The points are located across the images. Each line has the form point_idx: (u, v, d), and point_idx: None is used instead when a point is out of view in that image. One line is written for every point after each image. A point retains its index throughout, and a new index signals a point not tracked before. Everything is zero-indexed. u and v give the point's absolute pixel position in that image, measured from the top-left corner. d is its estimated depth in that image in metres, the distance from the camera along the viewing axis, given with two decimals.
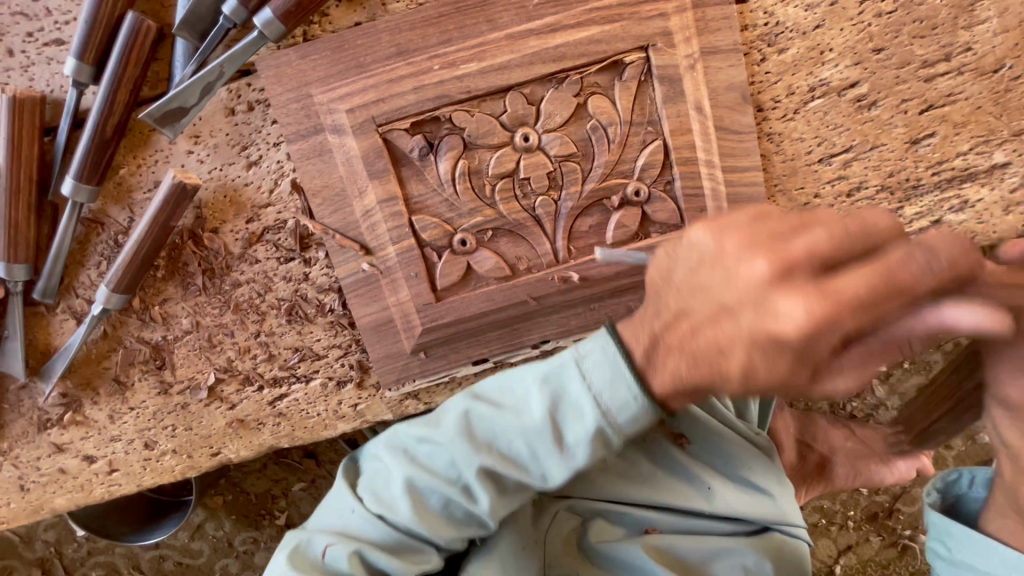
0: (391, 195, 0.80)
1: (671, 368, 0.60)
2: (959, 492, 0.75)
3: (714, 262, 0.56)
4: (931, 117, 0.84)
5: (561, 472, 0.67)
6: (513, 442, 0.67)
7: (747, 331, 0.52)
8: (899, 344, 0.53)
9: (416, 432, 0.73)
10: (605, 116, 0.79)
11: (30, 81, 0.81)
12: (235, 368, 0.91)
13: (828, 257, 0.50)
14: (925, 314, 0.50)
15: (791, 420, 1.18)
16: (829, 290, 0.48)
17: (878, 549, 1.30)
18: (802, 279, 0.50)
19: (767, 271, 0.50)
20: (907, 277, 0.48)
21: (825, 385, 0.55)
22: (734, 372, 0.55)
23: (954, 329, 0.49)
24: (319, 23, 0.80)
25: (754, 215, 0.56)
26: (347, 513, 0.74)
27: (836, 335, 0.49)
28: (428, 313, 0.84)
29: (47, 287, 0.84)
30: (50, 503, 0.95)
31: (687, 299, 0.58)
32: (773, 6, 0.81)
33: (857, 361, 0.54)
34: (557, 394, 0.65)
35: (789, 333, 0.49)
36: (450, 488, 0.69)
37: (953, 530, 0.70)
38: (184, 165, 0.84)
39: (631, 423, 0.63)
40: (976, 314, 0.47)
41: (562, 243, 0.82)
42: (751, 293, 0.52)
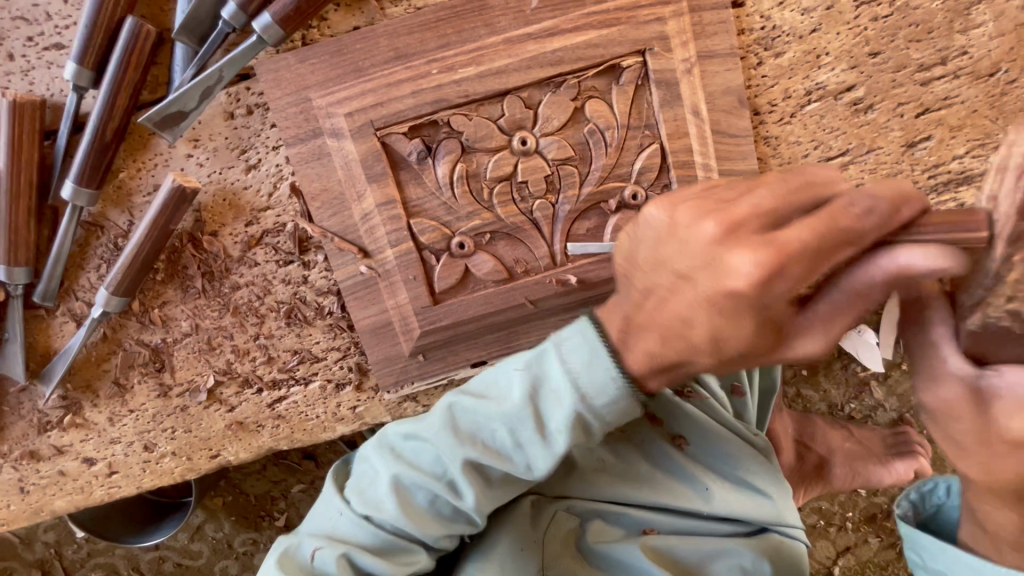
0: (389, 199, 0.81)
1: (644, 346, 0.62)
2: (938, 502, 0.75)
3: (669, 234, 0.57)
4: (927, 120, 0.84)
5: (544, 460, 0.67)
6: (494, 432, 0.68)
7: (705, 294, 0.54)
8: (863, 297, 0.52)
9: (402, 429, 0.74)
10: (603, 120, 0.79)
11: (30, 85, 0.81)
12: (234, 371, 0.91)
13: (772, 212, 0.52)
14: (879, 258, 0.50)
15: (789, 422, 1.19)
16: (774, 239, 0.49)
17: (876, 550, 1.31)
18: (750, 232, 0.51)
19: (716, 231, 0.52)
20: (850, 224, 0.48)
21: (793, 348, 0.56)
22: (702, 338, 0.57)
23: (909, 274, 0.48)
24: (318, 28, 0.80)
25: (705, 190, 0.59)
26: (336, 517, 0.75)
27: (789, 286, 0.50)
28: (426, 316, 0.84)
29: (47, 290, 0.85)
30: (50, 505, 0.96)
31: (649, 276, 0.60)
32: (770, 10, 0.81)
33: (824, 320, 0.53)
34: (538, 376, 0.66)
35: (743, 286, 0.50)
36: (436, 483, 0.70)
37: (918, 537, 0.72)
38: (184, 168, 0.84)
39: (610, 405, 0.64)
40: (928, 256, 0.47)
41: (559, 246, 0.83)
42: (704, 254, 0.53)
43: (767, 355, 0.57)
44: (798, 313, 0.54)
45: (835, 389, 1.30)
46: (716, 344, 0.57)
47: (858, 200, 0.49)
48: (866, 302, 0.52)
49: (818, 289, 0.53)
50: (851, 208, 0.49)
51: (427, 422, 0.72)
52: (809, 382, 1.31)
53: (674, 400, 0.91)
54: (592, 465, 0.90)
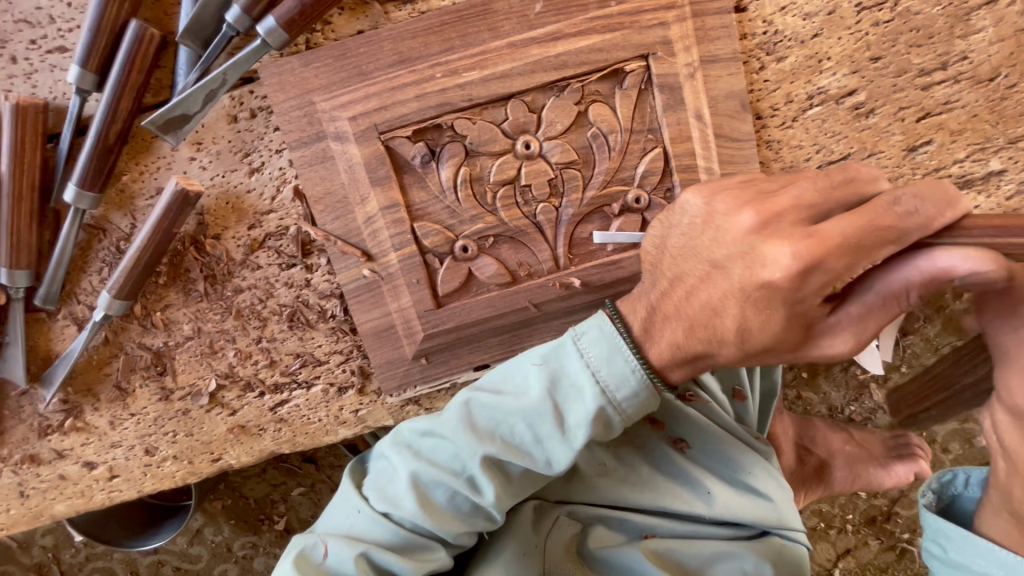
0: (393, 202, 0.81)
1: (669, 337, 0.66)
2: (954, 492, 0.75)
3: (706, 222, 0.62)
4: (928, 124, 0.85)
5: (565, 455, 0.68)
6: (515, 427, 0.68)
7: (739, 284, 0.59)
8: (897, 299, 0.56)
9: (418, 426, 0.74)
10: (606, 124, 0.80)
11: (33, 88, 0.81)
12: (236, 374, 0.91)
13: (811, 207, 0.56)
14: (916, 261, 0.53)
15: (790, 424, 1.19)
16: (813, 231, 0.53)
17: (876, 553, 1.31)
18: (786, 225, 0.56)
19: (753, 222, 0.57)
20: (891, 223, 0.52)
21: (819, 344, 0.60)
22: (730, 328, 0.61)
23: (946, 276, 0.52)
24: (322, 32, 0.80)
25: (742, 181, 0.63)
26: (353, 515, 0.74)
27: (824, 279, 0.54)
28: (429, 320, 0.84)
29: (48, 293, 0.84)
30: (49, 509, 0.95)
31: (680, 263, 0.65)
32: (772, 15, 0.81)
33: (857, 319, 0.57)
34: (555, 371, 0.68)
35: (778, 276, 0.55)
36: (455, 480, 0.70)
37: (949, 531, 0.70)
38: (187, 172, 0.84)
39: (629, 399, 0.66)
40: (966, 259, 0.50)
41: (563, 249, 0.83)
42: (740, 243, 0.58)
43: (794, 349, 0.62)
44: (831, 311, 0.58)
45: (836, 391, 1.30)
46: (741, 334, 0.61)
47: (902, 200, 0.52)
48: (899, 304, 0.56)
49: (853, 289, 0.58)
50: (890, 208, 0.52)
51: (445, 418, 0.72)
52: (810, 384, 1.31)
53: (675, 404, 0.90)
54: (593, 470, 0.89)
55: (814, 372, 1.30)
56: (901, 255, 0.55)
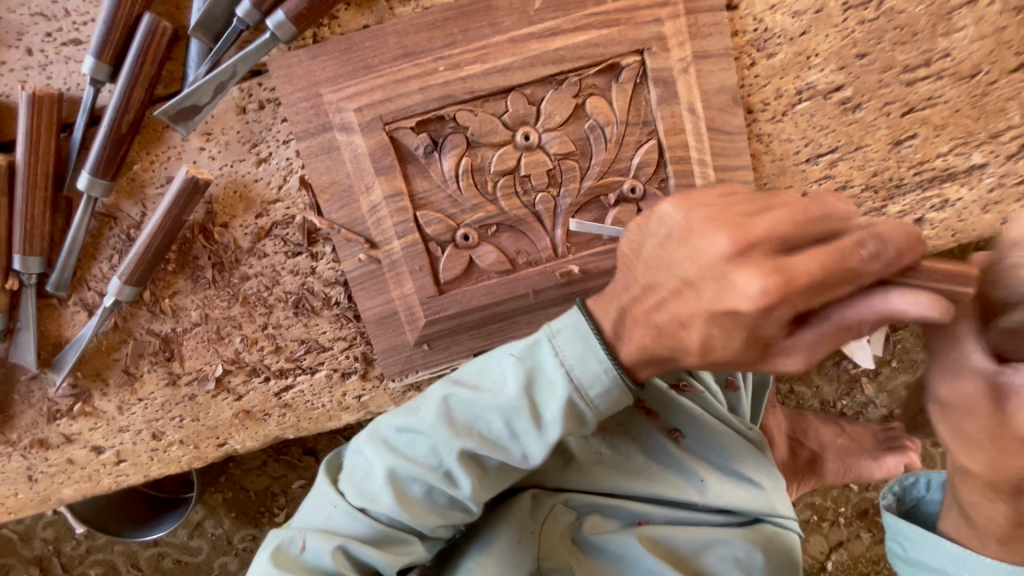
0: (397, 191, 0.83)
1: (638, 340, 0.67)
2: (917, 495, 0.82)
3: (682, 237, 0.61)
4: (912, 119, 0.88)
5: (539, 449, 0.71)
6: (491, 423, 0.70)
7: (706, 306, 0.58)
8: (850, 331, 0.57)
9: (395, 422, 0.75)
10: (603, 116, 0.83)
11: (48, 79, 0.83)
12: (243, 360, 0.93)
13: (782, 237, 0.56)
14: (873, 299, 0.55)
15: (782, 416, 1.22)
16: (782, 267, 0.53)
17: (868, 545, 1.33)
18: (759, 255, 0.55)
19: (728, 247, 0.56)
20: (855, 264, 0.53)
21: (774, 362, 0.61)
22: (693, 343, 0.62)
23: (900, 316, 0.54)
24: (329, 26, 0.83)
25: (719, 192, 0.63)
26: (329, 510, 0.76)
27: (787, 312, 0.54)
28: (431, 306, 0.87)
29: (60, 279, 0.87)
30: (58, 493, 0.97)
31: (653, 273, 0.64)
32: (762, 13, 0.85)
33: (810, 345, 0.58)
34: (531, 370, 0.69)
35: (744, 306, 0.54)
36: (432, 475, 0.72)
37: (910, 534, 0.77)
38: (196, 161, 0.87)
39: (601, 396, 0.68)
40: (920, 303, 0.53)
41: (560, 238, 0.85)
42: (713, 268, 0.57)
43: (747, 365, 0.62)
44: (789, 334, 0.58)
45: (828, 385, 1.33)
46: (704, 347, 0.62)
47: (869, 243, 0.54)
48: (851, 335, 0.57)
49: (811, 316, 0.57)
50: (857, 252, 0.53)
51: (422, 414, 0.73)
52: (801, 379, 1.34)
53: (669, 395, 0.93)
54: (589, 457, 0.92)
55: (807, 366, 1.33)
56: (859, 292, 0.56)
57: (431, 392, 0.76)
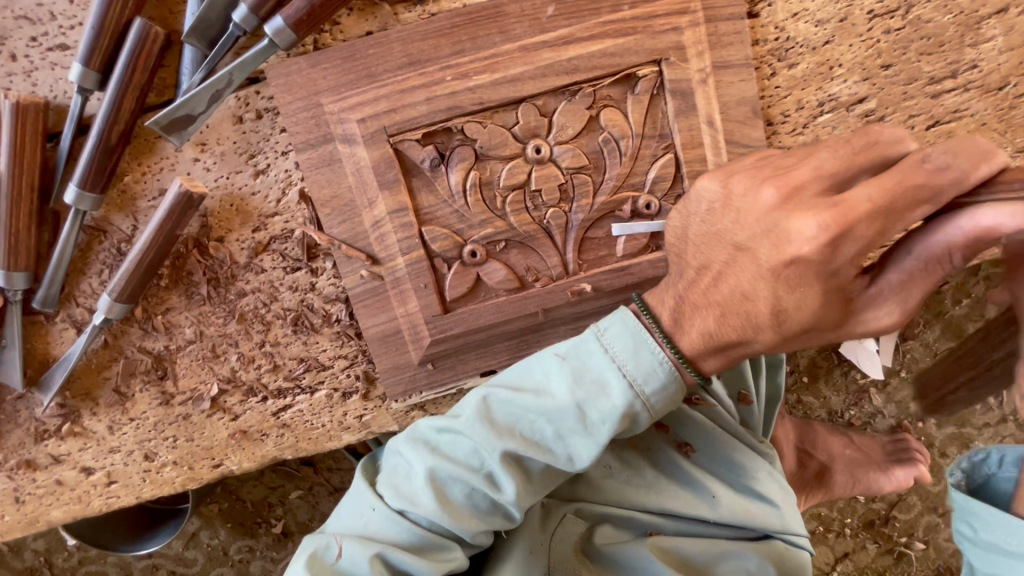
0: (401, 206, 0.80)
1: (700, 325, 0.65)
2: (988, 472, 0.77)
3: (724, 206, 0.61)
4: (937, 132, 0.85)
5: (589, 451, 0.67)
6: (536, 422, 0.67)
7: (767, 265, 0.57)
8: (940, 263, 0.54)
9: (435, 423, 0.72)
10: (617, 129, 0.79)
11: (33, 86, 0.79)
12: (239, 379, 0.89)
13: (833, 176, 0.54)
14: (958, 221, 0.51)
15: (792, 429, 1.19)
16: (838, 200, 0.52)
17: (874, 557, 1.29)
18: (809, 197, 0.55)
19: (775, 197, 0.56)
20: (922, 181, 0.50)
21: (862, 319, 0.59)
22: (763, 311, 0.60)
23: (991, 235, 0.50)
24: (330, 32, 0.79)
25: (758, 160, 0.62)
26: (367, 514, 0.73)
27: (857, 248, 0.53)
28: (436, 325, 0.83)
29: (47, 296, 0.83)
30: (45, 515, 0.93)
31: (704, 252, 0.64)
32: (784, 21, 0.81)
33: (899, 288, 0.56)
34: (579, 365, 0.66)
35: (805, 250, 0.54)
36: (474, 477, 0.68)
37: (978, 511, 0.71)
38: (190, 173, 0.83)
39: (656, 392, 0.65)
40: (1014, 215, 0.48)
41: (572, 255, 0.82)
42: (764, 220, 0.57)
43: (835, 328, 0.61)
44: (869, 283, 0.57)
45: (836, 395, 1.28)
46: (778, 315, 0.60)
47: (933, 156, 0.50)
48: (942, 268, 0.55)
49: (889, 258, 0.57)
50: (913, 167, 0.50)
51: (463, 413, 0.71)
52: (810, 388, 1.28)
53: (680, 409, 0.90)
54: (598, 471, 0.89)
55: (815, 375, 1.27)
56: (942, 216, 0.53)
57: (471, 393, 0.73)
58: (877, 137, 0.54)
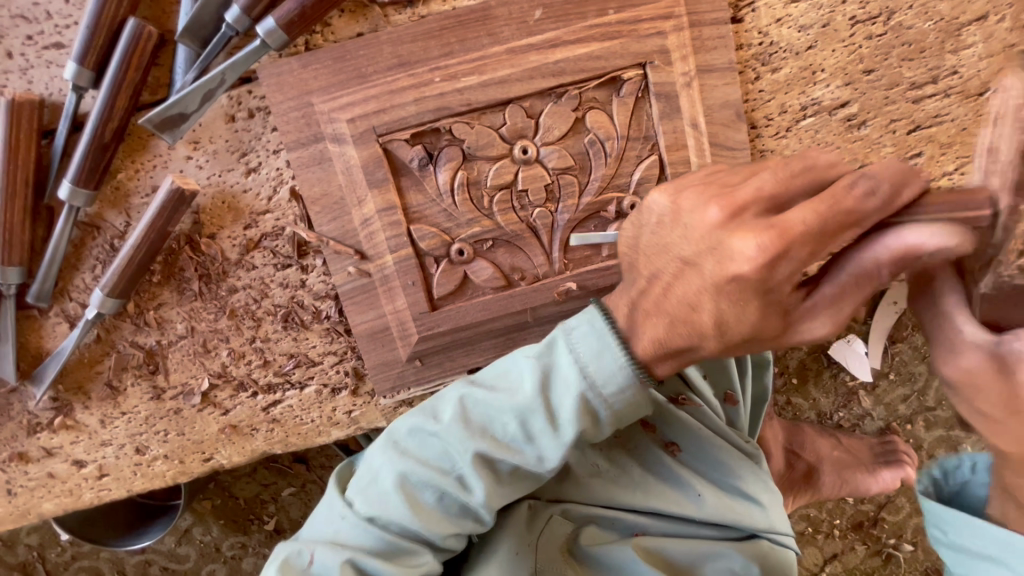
0: (390, 205, 0.81)
1: (651, 334, 0.66)
2: (961, 479, 0.78)
3: (673, 219, 0.62)
4: (918, 136, 0.86)
5: (556, 452, 0.68)
6: (505, 424, 0.68)
7: (711, 280, 0.59)
8: (870, 279, 0.57)
9: (407, 424, 0.74)
10: (603, 131, 0.80)
11: (28, 83, 0.81)
12: (229, 374, 0.91)
13: (773, 197, 0.57)
14: (887, 239, 0.55)
15: (779, 430, 1.20)
16: (777, 221, 0.54)
17: (862, 557, 1.30)
18: (751, 217, 0.57)
19: (720, 215, 0.57)
20: (852, 206, 0.53)
21: (800, 330, 0.61)
22: (707, 324, 0.61)
23: (915, 252, 0.53)
24: (322, 33, 0.81)
25: (705, 176, 0.63)
26: (337, 521, 0.74)
27: (793, 267, 0.55)
28: (424, 322, 0.85)
29: (41, 290, 0.84)
30: (38, 507, 0.94)
31: (653, 262, 0.65)
32: (768, 27, 0.82)
33: (832, 301, 0.59)
34: (545, 368, 0.68)
35: (745, 269, 0.55)
36: (444, 479, 0.70)
37: (951, 517, 0.73)
38: (183, 170, 0.84)
39: (617, 395, 0.66)
40: (933, 235, 0.52)
41: (557, 254, 0.83)
42: (708, 238, 0.58)
43: (777, 337, 0.62)
44: (805, 296, 0.59)
45: (825, 397, 1.27)
46: (720, 328, 0.61)
47: (860, 183, 0.54)
48: (872, 284, 0.57)
49: (826, 273, 0.59)
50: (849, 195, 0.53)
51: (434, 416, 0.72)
52: (799, 390, 1.28)
53: (667, 409, 0.91)
54: (585, 470, 0.90)
55: (804, 377, 1.27)
56: (869, 237, 0.57)
57: (442, 395, 0.75)
58: (813, 163, 0.58)
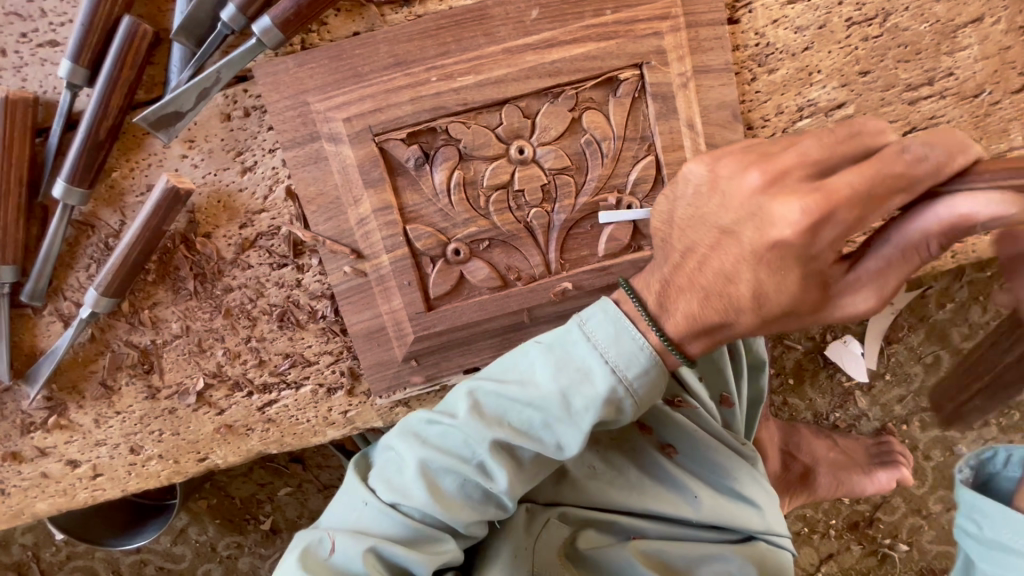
0: (386, 204, 0.81)
1: (684, 308, 0.66)
2: (993, 471, 0.82)
3: (711, 188, 0.61)
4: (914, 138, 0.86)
5: (579, 438, 0.68)
6: (525, 411, 0.68)
7: (749, 247, 0.58)
8: (918, 250, 0.56)
9: (425, 415, 0.73)
10: (599, 131, 0.80)
11: (22, 81, 0.80)
12: (224, 374, 0.90)
13: (818, 163, 0.55)
14: (935, 209, 0.53)
15: (775, 431, 1.20)
16: (819, 185, 0.53)
17: (858, 558, 1.31)
18: (793, 182, 0.56)
19: (760, 181, 0.57)
20: (901, 170, 0.52)
21: (842, 302, 0.61)
22: (744, 295, 0.62)
23: (967, 222, 0.51)
24: (318, 32, 0.80)
25: (744, 147, 0.62)
26: (359, 507, 0.74)
27: (837, 232, 0.54)
28: (420, 322, 0.84)
29: (35, 289, 0.83)
30: (31, 507, 0.94)
31: (689, 234, 0.64)
32: (764, 27, 0.82)
33: (876, 274, 0.58)
34: (564, 354, 0.68)
35: (787, 234, 0.55)
36: (465, 467, 0.69)
37: (983, 507, 0.75)
38: (178, 169, 0.84)
39: (640, 377, 0.66)
40: (989, 203, 0.49)
41: (554, 254, 0.83)
42: (747, 205, 0.57)
43: (815, 312, 0.62)
44: (848, 269, 0.59)
45: (822, 398, 1.28)
46: (757, 299, 0.61)
47: (911, 148, 0.52)
48: (920, 254, 0.56)
49: (871, 245, 0.58)
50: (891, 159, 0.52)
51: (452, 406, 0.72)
52: (795, 390, 1.28)
53: (663, 411, 0.91)
54: (582, 472, 0.90)
55: (800, 377, 1.27)
56: (920, 205, 0.55)
57: (457, 387, 0.74)
58: (861, 129, 0.56)
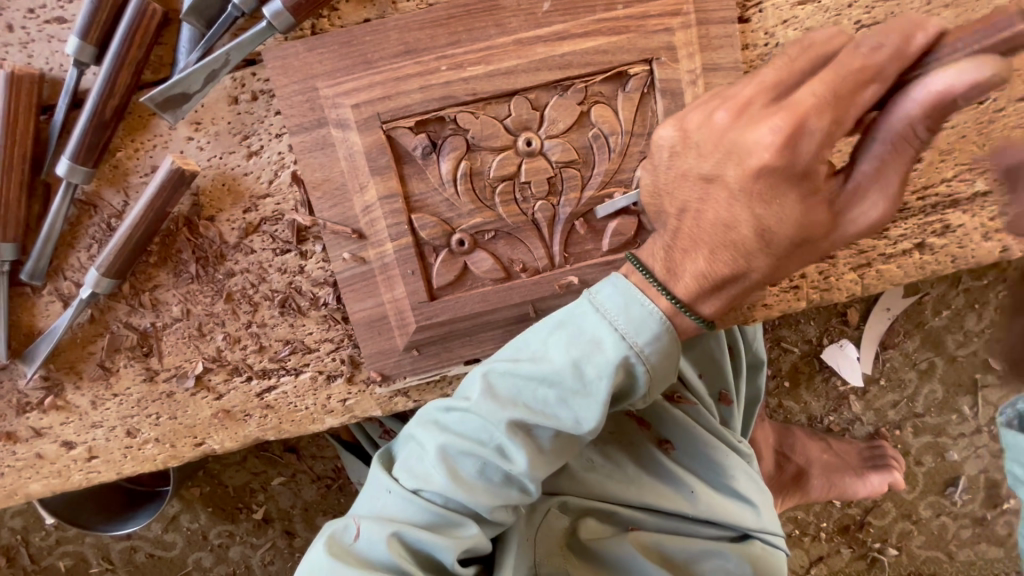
0: (392, 192, 0.81)
1: (692, 269, 0.66)
2: None
3: (685, 145, 0.63)
4: None
5: (597, 411, 0.67)
6: (541, 389, 0.68)
7: (737, 185, 0.60)
8: (908, 139, 0.55)
9: (440, 403, 0.74)
10: (607, 125, 0.81)
11: (28, 57, 0.80)
12: (224, 359, 0.90)
13: (776, 85, 0.57)
14: (912, 93, 0.52)
15: (770, 432, 1.21)
16: (786, 104, 0.55)
17: (847, 561, 1.31)
18: (759, 110, 0.58)
19: (728, 118, 0.59)
20: (861, 63, 0.53)
21: (851, 217, 0.62)
22: (749, 236, 0.62)
23: (946, 98, 0.51)
24: (328, 17, 0.80)
25: (707, 98, 0.64)
26: (384, 496, 0.74)
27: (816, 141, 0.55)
28: (422, 312, 0.84)
29: (35, 268, 0.83)
30: (24, 488, 0.93)
31: (678, 193, 0.66)
32: (774, 28, 0.83)
33: (874, 174, 0.59)
34: (575, 329, 0.68)
35: (767, 157, 0.56)
36: (483, 449, 0.69)
37: None
38: (183, 151, 0.84)
39: (651, 344, 0.66)
40: (961, 73, 0.49)
41: (558, 248, 0.83)
42: (722, 143, 0.59)
43: (828, 234, 0.62)
44: (845, 181, 0.60)
45: (816, 401, 1.28)
46: (763, 237, 0.61)
47: (864, 42, 0.54)
48: (912, 143, 0.55)
49: (861, 148, 0.58)
50: (859, 104, 0.54)
51: (466, 391, 0.72)
52: (791, 392, 1.28)
53: (662, 406, 0.92)
54: (581, 465, 0.90)
55: (796, 380, 1.27)
56: (897, 95, 0.55)
57: (469, 373, 0.74)
58: (811, 41, 0.58)
